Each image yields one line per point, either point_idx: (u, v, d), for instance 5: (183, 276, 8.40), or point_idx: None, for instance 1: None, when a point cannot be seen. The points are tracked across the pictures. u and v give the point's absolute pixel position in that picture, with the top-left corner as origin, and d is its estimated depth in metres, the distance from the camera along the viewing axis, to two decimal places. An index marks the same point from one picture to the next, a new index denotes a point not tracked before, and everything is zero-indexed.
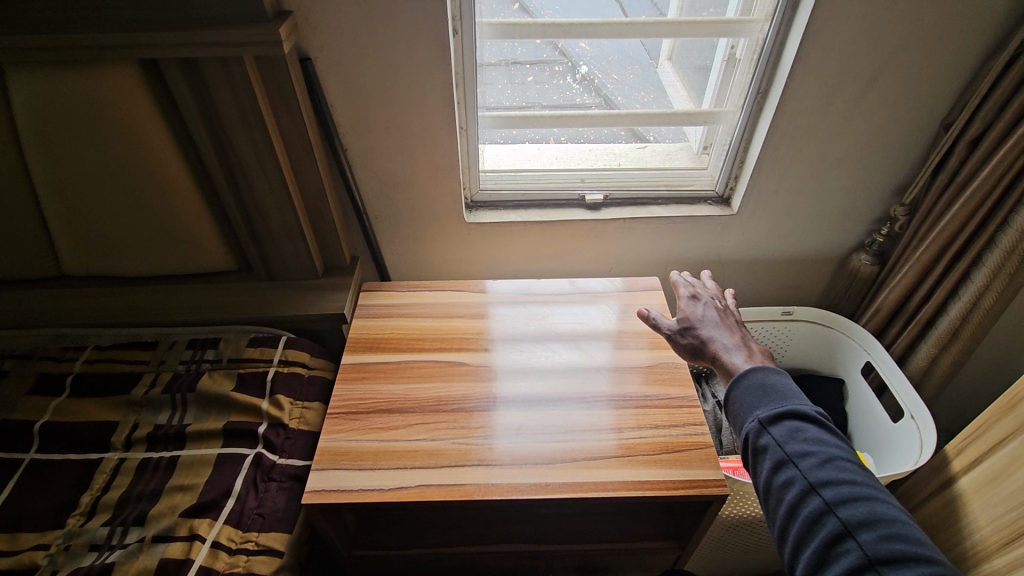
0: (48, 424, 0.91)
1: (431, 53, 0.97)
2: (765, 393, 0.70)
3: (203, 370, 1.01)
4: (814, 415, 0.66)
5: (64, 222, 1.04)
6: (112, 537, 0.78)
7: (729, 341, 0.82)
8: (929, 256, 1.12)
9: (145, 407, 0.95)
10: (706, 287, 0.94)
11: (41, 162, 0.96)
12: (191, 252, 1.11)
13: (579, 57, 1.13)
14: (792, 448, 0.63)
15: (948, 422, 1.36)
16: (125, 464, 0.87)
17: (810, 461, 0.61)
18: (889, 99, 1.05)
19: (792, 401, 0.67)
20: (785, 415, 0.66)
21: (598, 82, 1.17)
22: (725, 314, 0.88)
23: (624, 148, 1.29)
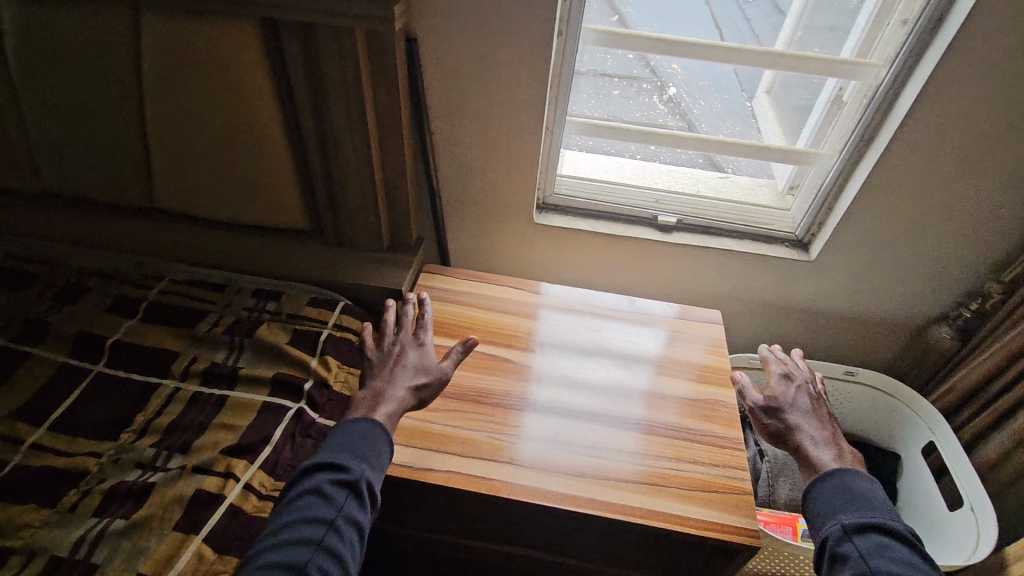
0: (118, 343, 0.97)
1: (533, 51, 0.98)
2: (853, 500, 0.70)
3: (262, 319, 1.05)
4: (904, 533, 0.66)
5: (163, 159, 1.11)
6: (156, 459, 0.83)
7: (815, 433, 0.81)
8: (1019, 342, 1.03)
9: (204, 343, 1.00)
10: (799, 368, 0.91)
11: (155, 100, 1.03)
12: (272, 207, 1.16)
13: (669, 78, 1.15)
14: (877, 563, 0.63)
15: (1010, 525, 1.25)
16: (178, 393, 0.92)
17: None
18: (1006, 168, 0.98)
19: (882, 515, 0.67)
20: (872, 527, 0.66)
21: (684, 105, 1.16)
22: (816, 403, 0.86)
23: (701, 177, 1.27)
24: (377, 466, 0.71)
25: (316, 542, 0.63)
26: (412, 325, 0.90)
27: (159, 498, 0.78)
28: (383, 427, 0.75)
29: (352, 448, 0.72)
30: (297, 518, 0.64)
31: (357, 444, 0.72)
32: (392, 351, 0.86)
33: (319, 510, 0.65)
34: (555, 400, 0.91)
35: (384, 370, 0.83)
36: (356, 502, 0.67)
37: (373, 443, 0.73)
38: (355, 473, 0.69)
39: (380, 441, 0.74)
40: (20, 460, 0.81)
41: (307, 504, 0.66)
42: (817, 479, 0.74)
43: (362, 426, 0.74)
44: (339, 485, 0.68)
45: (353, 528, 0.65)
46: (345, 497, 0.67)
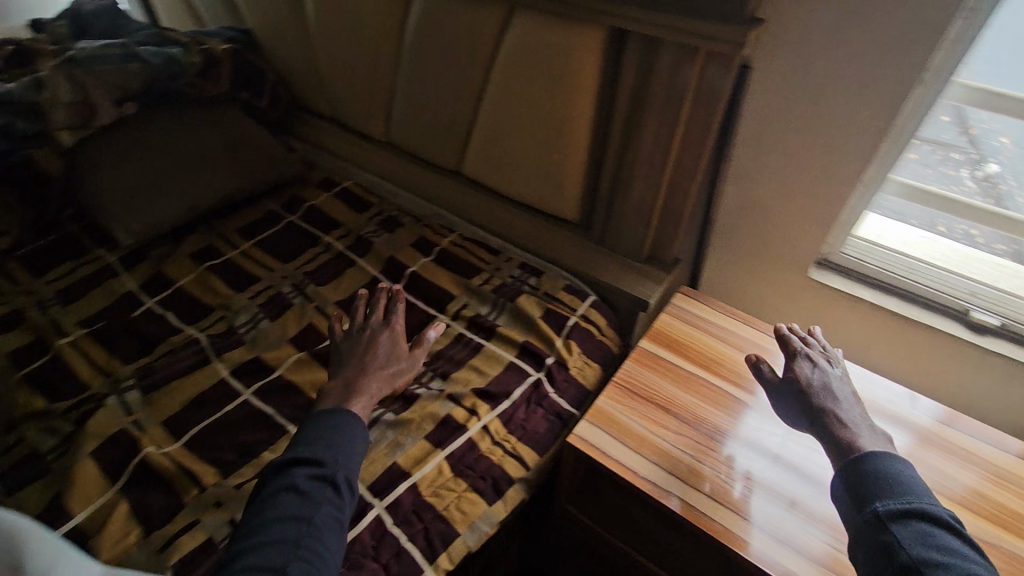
0: (413, 274, 1.16)
1: (871, 96, 0.91)
2: (882, 485, 0.62)
3: (523, 289, 1.16)
4: (946, 522, 0.58)
5: (484, 133, 1.28)
6: (422, 376, 0.97)
7: (848, 415, 0.72)
8: None
9: (474, 295, 1.14)
10: (819, 347, 0.84)
11: (497, 84, 1.20)
12: (555, 196, 1.25)
13: (994, 152, 1.03)
14: (920, 552, 0.55)
15: None
16: (447, 329, 1.06)
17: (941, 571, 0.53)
18: None
19: (904, 497, 0.61)
20: (910, 513, 0.59)
21: (1001, 186, 1.04)
22: (841, 382, 0.77)
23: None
24: (351, 468, 0.68)
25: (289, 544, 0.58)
26: (383, 304, 0.93)
27: (419, 408, 0.91)
28: (361, 424, 0.73)
29: (328, 442, 0.69)
30: (269, 518, 0.60)
31: (337, 440, 0.69)
32: (367, 334, 0.88)
33: (291, 508, 0.61)
34: (778, 465, 0.82)
35: (379, 352, 0.86)
36: (328, 493, 0.64)
37: (348, 439, 0.70)
38: (331, 467, 0.66)
39: (354, 439, 0.71)
40: (335, 341, 1.02)
41: (281, 500, 0.62)
42: (842, 465, 0.67)
43: (337, 421, 0.72)
44: (312, 479, 0.64)
45: (330, 524, 0.61)
46: (324, 491, 0.64)
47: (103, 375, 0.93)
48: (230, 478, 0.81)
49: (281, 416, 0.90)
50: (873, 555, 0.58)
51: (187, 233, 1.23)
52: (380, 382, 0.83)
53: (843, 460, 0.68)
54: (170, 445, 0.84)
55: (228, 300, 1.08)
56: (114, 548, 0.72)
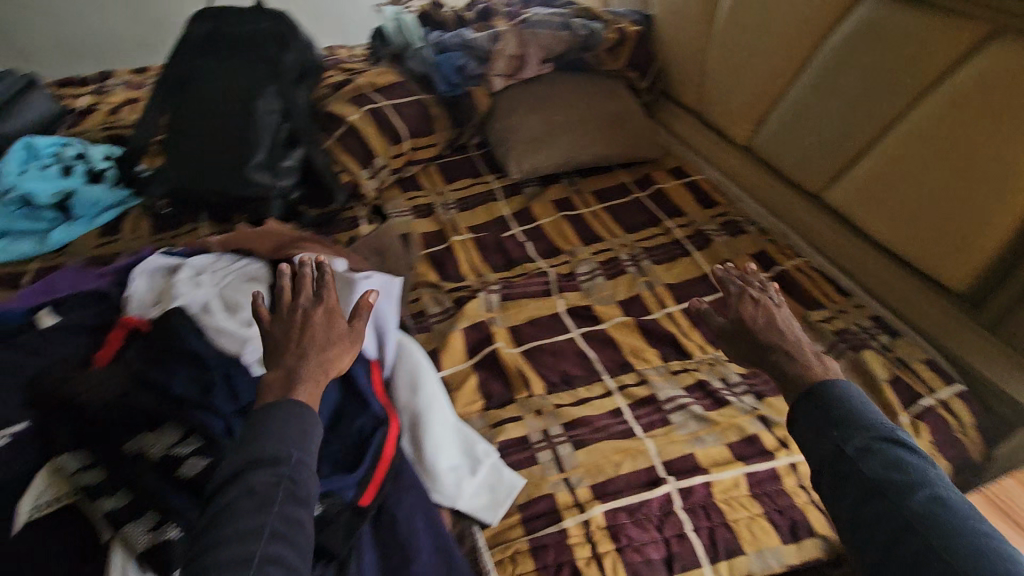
0: None
1: None
2: (850, 406, 0.63)
3: (870, 343, 1.03)
4: (886, 432, 0.60)
5: (877, 163, 1.12)
6: (735, 386, 0.95)
7: (810, 346, 0.74)
8: None
9: (810, 329, 1.05)
10: (741, 276, 0.87)
11: (928, 112, 1.04)
12: (947, 257, 1.04)
13: None
14: (895, 474, 0.57)
15: None
16: None
17: (921, 495, 0.55)
18: None
19: (874, 430, 0.60)
20: (878, 435, 0.60)
21: None
22: (751, 293, 0.82)
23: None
24: (309, 467, 0.56)
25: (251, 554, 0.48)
26: (315, 286, 0.71)
27: (728, 415, 0.90)
28: (308, 417, 0.59)
29: (275, 439, 0.55)
30: (225, 533, 0.49)
31: (285, 431, 0.57)
32: (297, 318, 0.67)
33: (249, 524, 0.49)
34: None
35: (317, 336, 0.66)
36: (286, 498, 0.52)
37: (302, 434, 0.57)
38: (290, 463, 0.54)
39: (305, 430, 0.58)
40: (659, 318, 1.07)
41: (237, 519, 0.49)
42: (813, 390, 0.66)
43: (281, 413, 0.58)
44: (267, 478, 0.52)
45: (282, 542, 0.50)
46: (276, 496, 0.52)
47: (476, 274, 1.15)
48: (551, 396, 0.93)
49: (600, 364, 0.98)
50: (875, 502, 0.56)
51: (553, 182, 1.41)
52: (323, 366, 0.64)
53: (805, 386, 0.67)
54: (513, 348, 1.00)
55: (575, 249, 1.21)
56: (464, 407, 0.89)
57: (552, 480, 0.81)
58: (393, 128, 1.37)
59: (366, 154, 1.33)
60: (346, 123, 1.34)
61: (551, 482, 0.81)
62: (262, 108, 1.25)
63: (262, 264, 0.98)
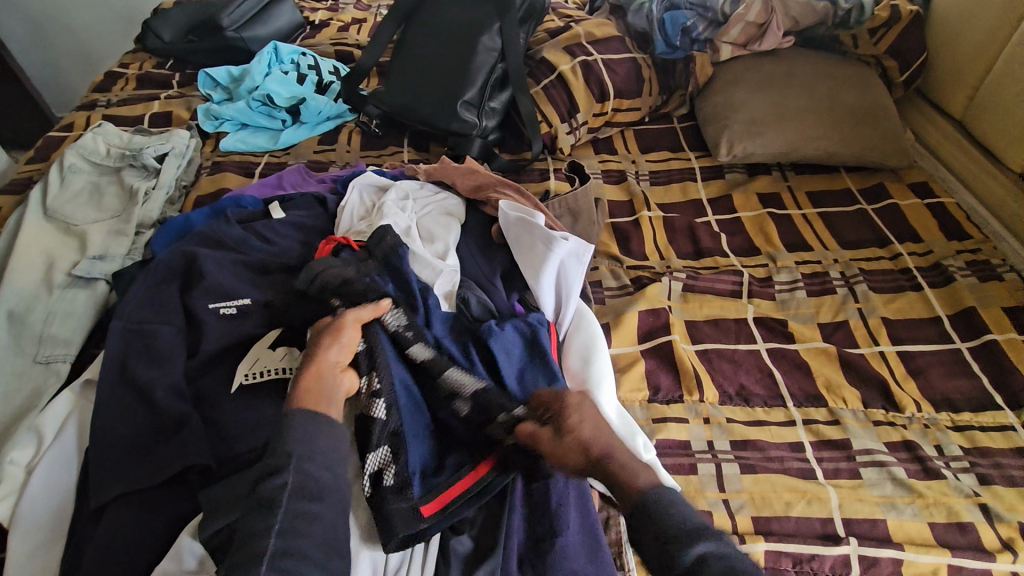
0: (994, 343, 0.92)
1: None
2: (671, 515, 0.55)
3: None
4: (703, 530, 0.53)
5: None
6: (953, 461, 0.80)
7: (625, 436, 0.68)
8: None
9: None
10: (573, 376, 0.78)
11: None
12: None
13: None
14: (681, 542, 0.52)
15: None
16: (1014, 433, 0.83)
17: (705, 557, 0.51)
18: None
19: (686, 528, 0.53)
20: (656, 495, 0.57)
21: None
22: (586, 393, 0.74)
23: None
24: (318, 467, 0.57)
25: (269, 541, 0.52)
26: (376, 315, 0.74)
27: (937, 492, 0.76)
28: (327, 424, 0.61)
29: (297, 440, 0.58)
30: (248, 530, 0.53)
31: (305, 435, 0.59)
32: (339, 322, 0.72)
33: (262, 532, 0.52)
34: None
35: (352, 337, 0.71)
36: (298, 498, 0.55)
37: (315, 434, 0.59)
38: (292, 467, 0.56)
39: (317, 431, 0.60)
40: (866, 355, 0.92)
41: (248, 527, 0.53)
42: (640, 504, 0.57)
43: (303, 421, 0.60)
44: (276, 483, 0.55)
45: (307, 527, 0.54)
46: (284, 492, 0.54)
47: (659, 256, 1.08)
48: (723, 407, 0.86)
49: (786, 389, 0.88)
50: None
51: (762, 173, 1.26)
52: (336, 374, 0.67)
53: (636, 497, 0.58)
54: (688, 345, 0.93)
55: (776, 253, 1.08)
56: (628, 393, 0.85)
57: (710, 497, 0.75)
58: (601, 85, 1.30)
59: (569, 107, 1.28)
60: (557, 72, 1.30)
61: (708, 499, 0.75)
62: (482, 44, 1.26)
63: (460, 200, 1.01)
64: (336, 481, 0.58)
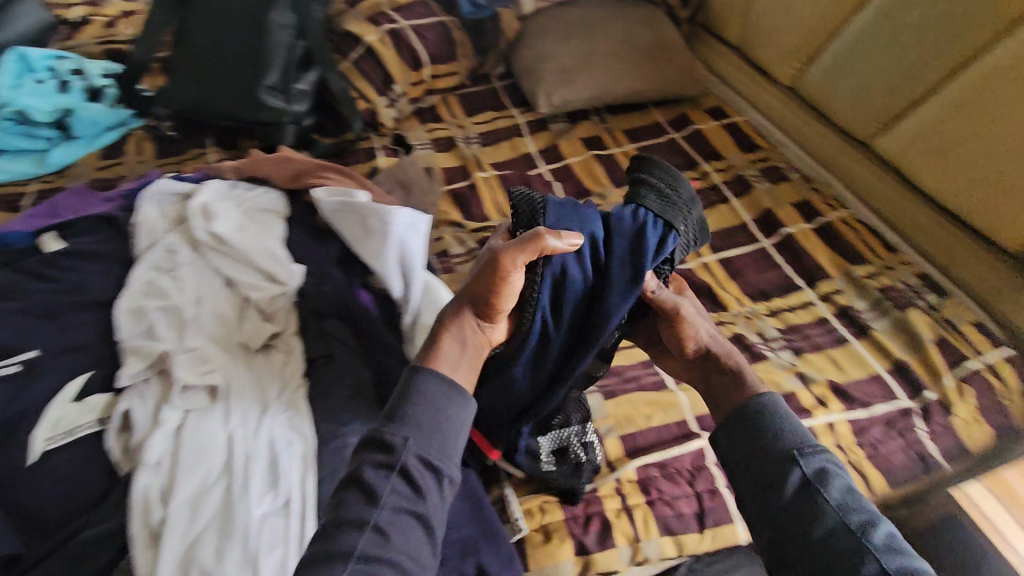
0: (790, 235, 1.06)
1: None
2: (790, 423, 0.56)
3: (916, 302, 0.98)
4: (816, 445, 0.55)
5: (941, 115, 1.03)
6: (774, 342, 0.92)
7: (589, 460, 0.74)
8: None
9: (854, 285, 1.00)
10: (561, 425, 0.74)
11: (1007, 58, 0.93)
12: (1010, 218, 0.97)
13: None
14: (800, 450, 0.53)
15: None
16: (813, 307, 0.97)
17: (818, 468, 0.53)
18: None
19: (797, 443, 0.54)
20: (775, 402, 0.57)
21: None
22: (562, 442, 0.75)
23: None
24: (430, 457, 0.50)
25: (366, 528, 0.46)
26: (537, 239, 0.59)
27: (764, 371, 0.87)
28: (459, 398, 0.53)
29: (416, 411, 0.52)
30: (329, 523, 0.47)
31: (424, 413, 0.51)
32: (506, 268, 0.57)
33: (358, 511, 0.47)
34: None
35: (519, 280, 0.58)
36: (410, 483, 0.48)
37: (439, 411, 0.52)
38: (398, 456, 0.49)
39: (442, 407, 0.52)
40: (693, 268, 1.01)
41: (350, 493, 0.48)
42: (752, 408, 0.57)
43: (422, 390, 0.52)
44: (377, 471, 0.48)
45: (416, 518, 0.48)
46: (391, 486, 0.48)
47: (500, 214, 1.09)
48: None
49: None
50: (812, 555, 0.48)
51: (582, 120, 1.32)
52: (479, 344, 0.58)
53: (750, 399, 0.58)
54: None
55: (606, 192, 1.14)
56: None
57: None
58: (413, 53, 1.27)
59: (384, 79, 1.24)
60: (364, 44, 1.23)
61: None
62: (272, 22, 1.15)
63: (279, 193, 0.91)
64: (450, 463, 0.51)
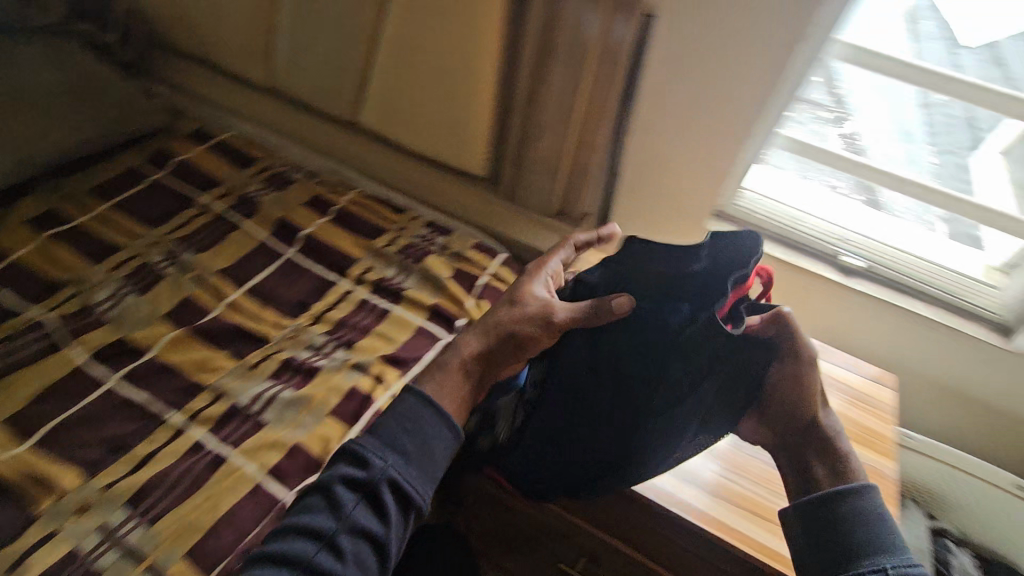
0: (309, 235, 1.06)
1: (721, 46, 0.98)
2: (879, 520, 0.62)
3: (431, 250, 1.10)
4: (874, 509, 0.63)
5: (382, 85, 1.20)
6: (325, 347, 0.91)
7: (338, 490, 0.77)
8: None
9: (379, 258, 1.06)
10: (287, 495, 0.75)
11: (396, 29, 1.12)
12: (462, 150, 1.21)
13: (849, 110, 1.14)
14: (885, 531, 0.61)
15: None
16: (351, 295, 1.00)
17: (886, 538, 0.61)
18: None
19: (861, 522, 0.62)
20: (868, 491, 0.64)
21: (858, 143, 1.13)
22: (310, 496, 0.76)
23: (907, 226, 1.16)
24: (407, 469, 0.64)
25: (324, 537, 0.60)
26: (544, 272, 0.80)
27: (323, 383, 0.86)
28: (438, 428, 0.66)
29: (394, 432, 0.65)
30: (273, 548, 0.61)
31: (399, 423, 0.66)
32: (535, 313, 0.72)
33: (322, 518, 0.61)
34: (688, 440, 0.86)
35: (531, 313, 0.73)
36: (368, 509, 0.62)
37: (418, 427, 0.66)
38: (371, 474, 0.63)
39: (428, 427, 0.66)
40: (221, 314, 0.92)
41: (313, 499, 0.62)
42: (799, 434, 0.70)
43: (411, 407, 0.67)
44: (352, 491, 0.62)
45: (362, 539, 0.61)
46: (355, 503, 0.62)
47: None
48: (101, 476, 0.72)
49: (161, 401, 0.80)
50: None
51: (26, 195, 1.03)
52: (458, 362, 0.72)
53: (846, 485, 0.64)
54: (21, 446, 0.73)
55: (84, 274, 0.93)
56: None
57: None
58: None
59: None
60: None
61: None
62: None
63: None
64: (429, 459, 0.65)
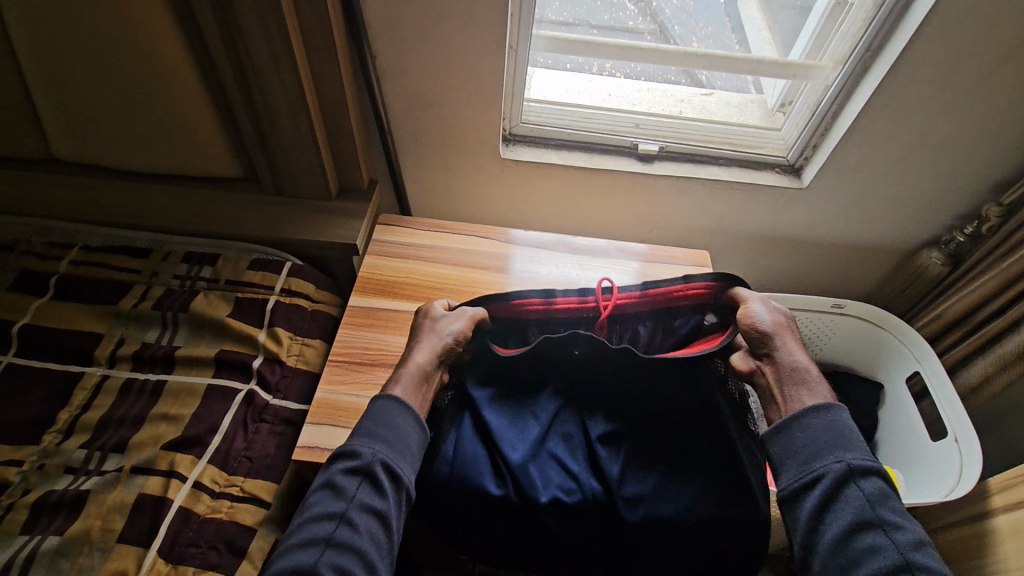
0: (26, 327, 0.84)
1: None
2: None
3: (198, 289, 0.92)
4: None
5: (54, 106, 0.92)
6: (88, 462, 0.73)
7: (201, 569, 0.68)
8: (997, 280, 1.01)
9: (133, 321, 0.87)
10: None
11: (23, 31, 0.83)
12: (198, 153, 1.00)
13: None
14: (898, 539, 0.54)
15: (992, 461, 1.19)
16: (107, 382, 0.80)
17: (906, 535, 0.54)
18: (1009, 92, 0.90)
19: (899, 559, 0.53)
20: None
21: (655, 4, 1.02)
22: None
23: (738, 103, 1.15)
24: (400, 445, 0.61)
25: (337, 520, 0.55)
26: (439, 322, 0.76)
27: (95, 508, 0.68)
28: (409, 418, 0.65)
29: (384, 428, 0.62)
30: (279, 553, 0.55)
31: (383, 418, 0.63)
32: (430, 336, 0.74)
33: (329, 504, 0.56)
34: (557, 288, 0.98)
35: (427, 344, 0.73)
36: (372, 488, 0.58)
37: (396, 416, 0.63)
38: (368, 457, 0.59)
39: (400, 413, 0.63)
40: None
41: (315, 496, 0.58)
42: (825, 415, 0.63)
43: (384, 405, 0.64)
44: (351, 475, 0.58)
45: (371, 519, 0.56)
46: (360, 487, 0.58)
47: None
48: None
49: None
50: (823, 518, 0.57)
51: None
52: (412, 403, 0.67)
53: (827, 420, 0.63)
54: None
55: None
56: None
57: None
58: None
59: None
60: None
61: None
62: None
63: None
64: (413, 433, 0.63)
